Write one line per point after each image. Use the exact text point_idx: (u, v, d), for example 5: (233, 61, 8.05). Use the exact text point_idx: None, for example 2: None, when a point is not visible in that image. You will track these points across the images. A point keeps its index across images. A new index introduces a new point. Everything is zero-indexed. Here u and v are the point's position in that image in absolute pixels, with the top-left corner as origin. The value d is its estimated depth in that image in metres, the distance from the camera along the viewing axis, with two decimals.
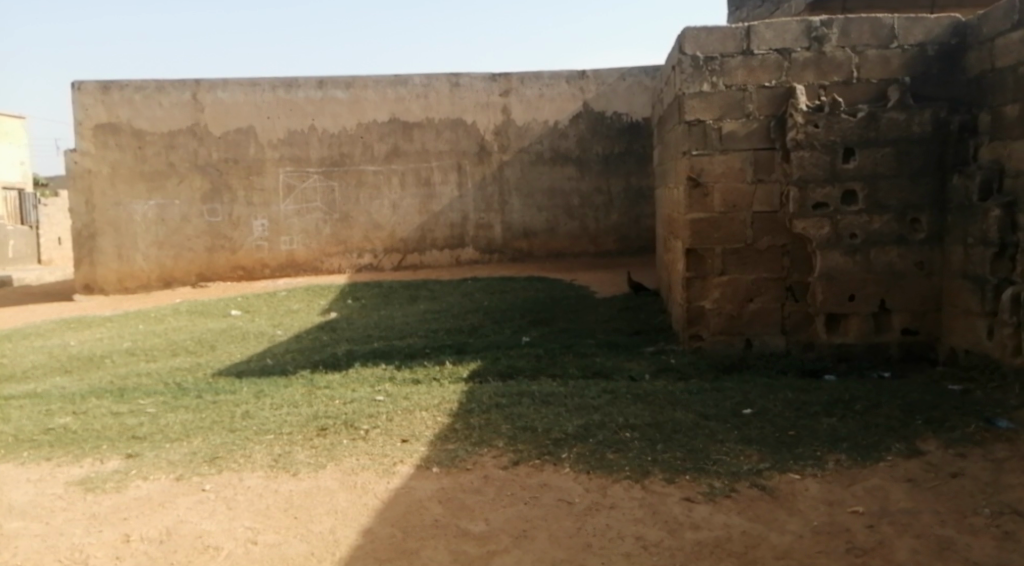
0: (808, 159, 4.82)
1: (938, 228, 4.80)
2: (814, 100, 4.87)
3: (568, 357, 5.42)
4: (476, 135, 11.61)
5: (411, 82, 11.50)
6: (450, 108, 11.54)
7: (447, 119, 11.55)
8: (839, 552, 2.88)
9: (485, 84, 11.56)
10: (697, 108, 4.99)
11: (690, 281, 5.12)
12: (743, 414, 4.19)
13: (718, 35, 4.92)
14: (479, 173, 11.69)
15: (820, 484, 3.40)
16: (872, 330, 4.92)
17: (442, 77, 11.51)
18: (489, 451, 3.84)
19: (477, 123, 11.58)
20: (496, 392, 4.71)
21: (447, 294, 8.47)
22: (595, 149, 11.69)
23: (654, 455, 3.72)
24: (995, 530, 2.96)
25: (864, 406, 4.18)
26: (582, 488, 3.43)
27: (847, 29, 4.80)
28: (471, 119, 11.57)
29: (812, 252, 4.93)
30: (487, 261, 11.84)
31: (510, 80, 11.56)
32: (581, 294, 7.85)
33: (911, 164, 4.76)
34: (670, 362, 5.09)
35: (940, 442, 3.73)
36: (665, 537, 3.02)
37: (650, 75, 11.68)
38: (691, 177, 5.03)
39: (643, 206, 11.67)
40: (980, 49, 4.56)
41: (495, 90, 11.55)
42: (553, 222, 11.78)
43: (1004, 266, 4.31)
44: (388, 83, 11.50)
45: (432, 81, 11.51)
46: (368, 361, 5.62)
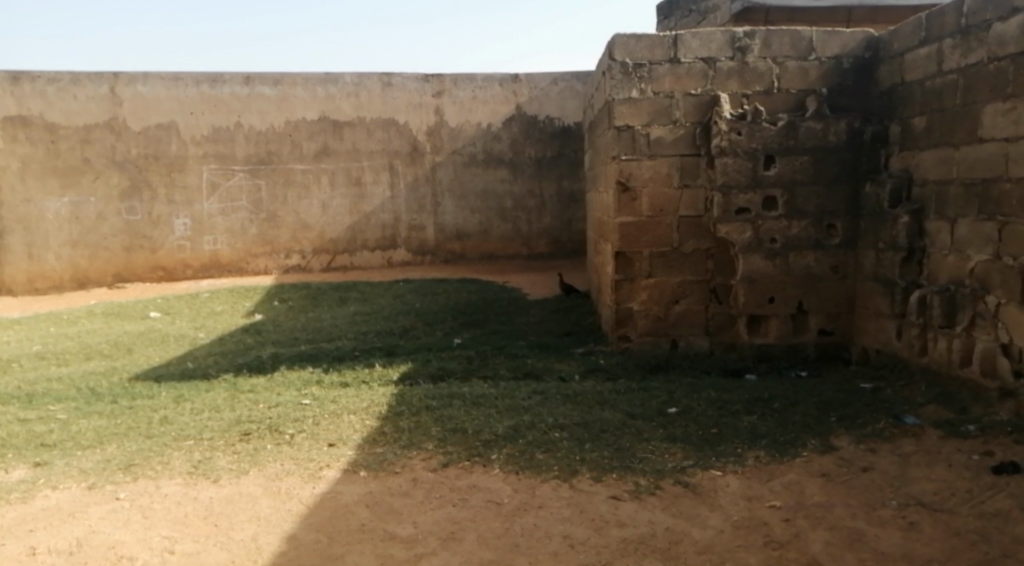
0: (731, 165, 4.97)
1: (852, 234, 5.02)
2: (737, 108, 5.01)
3: (499, 359, 5.43)
4: (409, 136, 11.52)
5: (342, 81, 11.31)
6: (382, 107, 11.42)
7: (379, 119, 11.43)
8: (757, 546, 2.98)
9: (418, 84, 11.49)
10: (627, 113, 5.04)
11: (619, 284, 5.21)
12: (669, 412, 4.30)
13: (647, 43, 4.99)
14: (411, 174, 11.60)
15: (740, 480, 3.52)
16: (791, 330, 5.12)
17: (373, 77, 11.38)
18: (418, 453, 3.81)
19: (410, 123, 11.50)
20: (426, 394, 4.66)
21: (379, 296, 8.36)
22: (528, 152, 11.77)
23: (582, 454, 3.77)
24: (901, 521, 3.11)
25: (782, 404, 4.34)
26: (511, 489, 3.44)
27: (769, 41, 4.95)
28: (403, 119, 11.47)
29: (734, 256, 5.09)
30: (419, 263, 11.77)
31: (443, 81, 11.52)
32: (513, 296, 7.88)
33: (828, 172, 4.97)
34: (599, 362, 5.17)
35: (852, 438, 3.90)
36: (592, 535, 3.06)
37: (582, 80, 11.83)
38: (620, 181, 5.10)
39: (574, 209, 11.81)
40: (891, 62, 4.80)
41: (427, 91, 11.49)
42: (486, 224, 11.80)
43: (911, 270, 4.59)
44: (319, 81, 11.29)
45: (363, 80, 11.36)
46: (295, 364, 5.49)
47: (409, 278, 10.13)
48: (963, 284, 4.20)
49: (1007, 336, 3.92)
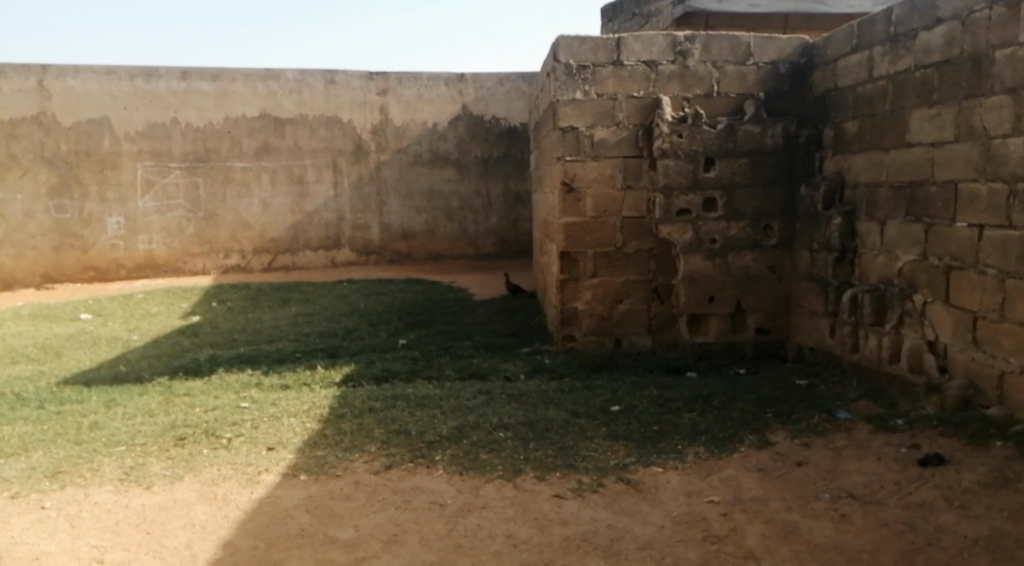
0: (672, 167, 5.05)
1: (788, 235, 5.17)
2: (678, 111, 5.09)
3: (444, 359, 5.40)
4: (353, 134, 11.38)
5: (283, 77, 11.10)
6: (325, 105, 11.25)
7: (322, 117, 11.26)
8: (696, 540, 3.03)
9: (362, 82, 11.36)
10: (571, 114, 5.06)
11: (564, 284, 5.24)
12: (612, 410, 4.35)
13: (590, 44, 5.03)
14: (356, 173, 11.46)
15: (680, 476, 3.58)
16: (730, 329, 5.25)
17: (316, 74, 11.20)
18: (360, 456, 3.76)
19: (355, 122, 11.36)
20: (369, 396, 4.60)
21: (322, 296, 8.23)
22: (475, 152, 11.75)
23: (526, 454, 3.78)
24: (833, 513, 3.21)
25: (721, 401, 4.44)
26: (454, 490, 3.42)
27: (709, 45, 5.05)
28: (347, 118, 11.33)
29: (676, 256, 5.18)
30: (364, 263, 11.64)
31: (388, 79, 11.41)
32: (458, 296, 7.85)
33: (765, 174, 5.10)
34: (544, 362, 5.19)
35: (787, 433, 4.01)
36: (535, 534, 3.07)
37: (528, 80, 11.87)
38: (565, 182, 5.12)
39: (521, 209, 11.84)
40: (825, 69, 4.95)
41: (372, 89, 11.37)
42: (432, 224, 11.73)
43: (843, 270, 4.75)
44: (259, 77, 11.05)
45: (306, 76, 11.17)
46: (234, 366, 5.36)
47: (352, 278, 10.01)
48: (892, 283, 4.38)
49: (932, 333, 4.10)
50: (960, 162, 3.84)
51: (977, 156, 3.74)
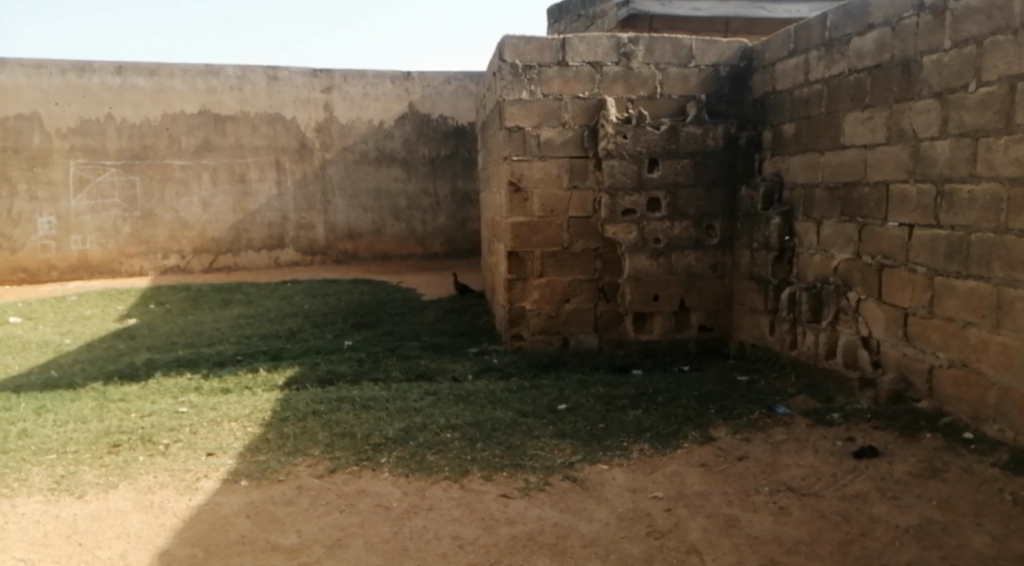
0: (617, 168, 5.11)
1: (729, 234, 5.28)
2: (622, 112, 5.15)
3: (391, 360, 5.35)
4: (297, 132, 11.19)
5: (223, 73, 10.85)
6: (267, 102, 11.05)
7: (264, 114, 11.05)
8: (640, 536, 3.07)
9: (306, 79, 11.18)
10: (517, 114, 5.07)
11: (512, 283, 5.24)
12: (559, 409, 4.38)
13: (536, 45, 5.04)
14: (300, 171, 11.27)
15: (625, 473, 3.63)
16: (674, 327, 5.34)
17: (258, 70, 10.98)
18: (303, 460, 3.70)
19: (298, 119, 11.18)
20: (313, 398, 4.53)
21: (265, 297, 8.07)
22: (422, 151, 11.68)
23: (472, 454, 3.77)
24: (773, 506, 3.29)
25: (665, 398, 4.51)
26: (400, 492, 3.40)
27: (652, 47, 5.12)
28: (290, 115, 11.14)
29: (621, 256, 5.24)
30: (309, 263, 11.46)
31: (332, 76, 11.26)
32: (405, 297, 7.80)
33: (707, 175, 5.19)
34: (492, 361, 5.19)
35: (729, 428, 4.10)
36: (481, 535, 3.07)
37: (475, 79, 11.85)
38: (512, 182, 5.12)
39: (469, 209, 11.80)
40: (763, 72, 5.07)
41: (316, 86, 11.20)
42: (379, 223, 11.61)
43: (782, 269, 4.88)
44: (198, 73, 10.77)
45: (247, 73, 10.94)
46: (172, 370, 5.21)
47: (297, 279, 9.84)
48: (828, 281, 4.51)
49: (865, 330, 4.25)
50: (891, 164, 3.98)
51: (907, 158, 3.88)
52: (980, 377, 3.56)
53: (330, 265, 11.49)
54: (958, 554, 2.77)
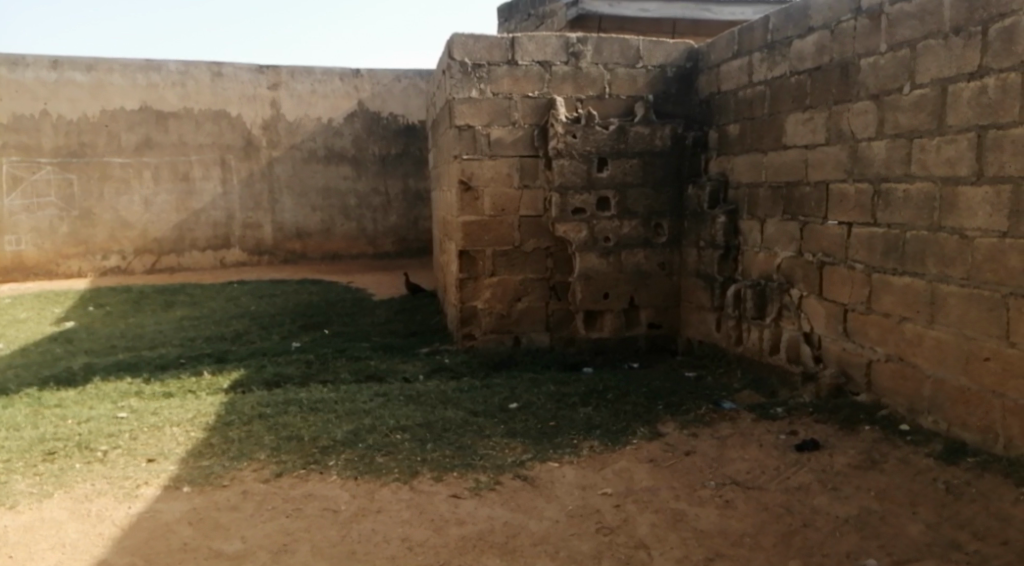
0: (568, 167, 5.13)
1: (677, 233, 5.36)
2: (572, 112, 5.17)
3: (340, 361, 5.29)
4: (242, 129, 10.99)
5: (165, 69, 10.59)
6: (212, 99, 10.82)
7: (209, 111, 10.82)
8: (590, 533, 3.09)
9: (252, 76, 10.99)
10: (467, 113, 5.05)
11: (463, 282, 5.22)
12: (510, 408, 4.38)
13: (484, 43, 5.03)
14: (246, 169, 11.05)
15: (575, 470, 3.65)
16: (624, 325, 5.39)
17: (201, 66, 10.75)
18: (249, 464, 3.63)
19: (244, 116, 10.98)
20: (259, 401, 4.45)
21: (210, 299, 7.90)
22: (372, 150, 11.56)
23: (423, 455, 3.75)
24: (718, 500, 3.35)
25: (614, 395, 4.56)
26: (348, 495, 3.36)
27: (600, 48, 5.16)
28: (236, 112, 10.93)
29: (572, 255, 5.27)
30: (256, 263, 11.24)
31: (279, 73, 11.09)
32: (355, 297, 7.71)
33: (655, 174, 5.26)
34: (444, 361, 5.17)
35: (676, 424, 4.16)
36: (431, 536, 3.04)
37: (425, 77, 11.79)
38: (462, 181, 5.10)
39: (420, 208, 11.69)
40: (709, 73, 5.15)
41: (262, 83, 11.02)
42: (328, 222, 11.43)
43: (728, 266, 4.97)
44: (139, 68, 10.50)
45: (190, 68, 10.69)
46: (111, 375, 5.06)
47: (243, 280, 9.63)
48: (771, 279, 4.62)
49: (807, 326, 4.36)
50: (831, 164, 4.08)
51: (846, 158, 3.98)
52: (915, 370, 3.68)
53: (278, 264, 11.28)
54: (894, 542, 2.85)
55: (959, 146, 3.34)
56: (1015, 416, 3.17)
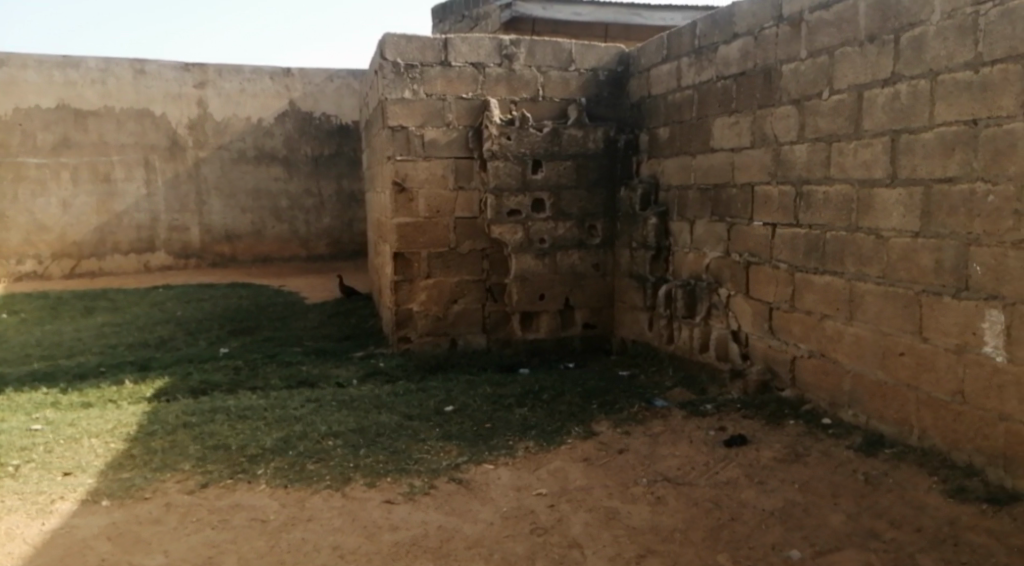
0: (502, 169, 5.14)
1: (610, 234, 5.43)
2: (506, 114, 5.18)
3: (270, 367, 5.17)
4: (167, 129, 10.65)
5: (84, 66, 10.21)
6: (134, 97, 10.46)
7: (131, 109, 10.46)
8: (524, 534, 3.08)
9: (177, 74, 10.70)
10: (400, 113, 5.00)
11: (398, 285, 5.17)
12: (445, 411, 4.36)
13: (417, 44, 5.00)
14: (172, 170, 10.71)
15: (510, 471, 3.66)
16: (559, 325, 5.44)
17: (123, 63, 10.39)
18: (173, 475, 3.51)
19: (169, 115, 10.65)
20: (184, 410, 4.31)
21: (133, 304, 7.62)
22: (304, 150, 11.35)
23: (355, 461, 3.70)
24: (650, 497, 3.39)
25: (550, 395, 4.59)
26: (278, 504, 3.28)
27: (533, 50, 5.19)
28: (160, 111, 10.59)
29: (507, 256, 5.28)
30: (182, 267, 10.90)
31: (206, 71, 10.82)
32: (287, 300, 7.56)
33: (588, 176, 5.32)
34: (378, 365, 5.11)
35: (610, 423, 4.22)
36: (363, 543, 2.99)
37: (358, 77, 11.66)
38: (396, 182, 5.04)
39: (354, 209, 11.52)
40: (639, 77, 5.24)
41: (188, 81, 10.72)
42: (259, 224, 11.17)
43: (660, 267, 5.07)
44: (55, 64, 10.09)
45: (111, 66, 10.33)
46: (24, 385, 4.82)
47: (169, 284, 9.32)
48: (701, 278, 4.72)
49: (735, 324, 4.47)
50: (755, 167, 4.20)
51: (769, 161, 4.10)
52: (836, 366, 3.81)
53: (208, 268, 10.97)
54: (816, 533, 2.94)
55: (874, 150, 3.48)
56: (928, 408, 3.32)
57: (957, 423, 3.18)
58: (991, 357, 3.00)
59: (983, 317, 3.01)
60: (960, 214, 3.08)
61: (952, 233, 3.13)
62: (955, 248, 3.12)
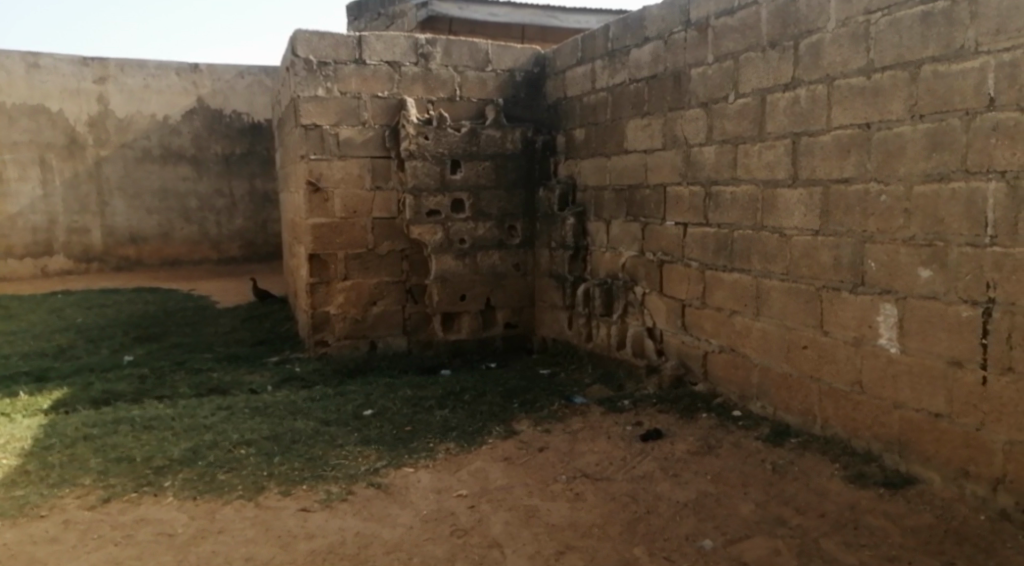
0: (420, 169, 5.10)
1: (530, 234, 5.47)
2: (423, 113, 5.15)
3: (179, 375, 4.97)
4: (64, 126, 10.15)
5: None
6: (27, 92, 9.92)
7: (24, 105, 9.92)
8: (444, 536, 3.06)
9: (75, 68, 10.21)
10: (313, 112, 4.90)
11: (314, 287, 5.05)
12: (364, 415, 4.29)
13: (330, 41, 4.92)
14: (70, 170, 10.21)
15: (430, 474, 3.63)
16: (480, 325, 5.45)
17: (14, 56, 9.84)
18: (71, 492, 3.32)
19: (66, 112, 10.15)
20: (84, 422, 4.10)
21: (28, 311, 7.20)
22: (214, 149, 10.96)
23: (270, 469, 3.60)
24: (569, 493, 3.43)
25: (471, 395, 4.59)
26: (186, 517, 3.15)
27: (449, 50, 5.18)
28: (56, 107, 10.09)
29: (427, 257, 5.24)
30: (84, 271, 10.38)
31: (106, 66, 10.38)
32: (197, 305, 7.30)
33: (507, 177, 5.34)
34: (295, 370, 4.99)
35: (530, 421, 4.25)
36: (277, 553, 2.90)
37: (271, 75, 11.37)
38: (310, 181, 4.93)
39: (268, 210, 11.20)
40: (555, 79, 5.30)
41: (87, 76, 10.25)
42: (166, 226, 10.72)
43: (578, 266, 5.14)
44: None
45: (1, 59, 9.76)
46: None
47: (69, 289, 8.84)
48: (617, 277, 4.81)
49: (650, 321, 4.58)
50: (666, 168, 4.31)
51: (680, 162, 4.22)
52: (745, 360, 3.96)
53: (113, 272, 10.48)
54: (727, 522, 3.04)
55: (776, 152, 3.62)
56: (830, 399, 3.48)
57: (856, 412, 3.35)
58: (886, 348, 3.17)
59: (878, 310, 3.18)
60: (856, 213, 3.24)
61: (848, 231, 3.29)
62: (851, 245, 3.29)
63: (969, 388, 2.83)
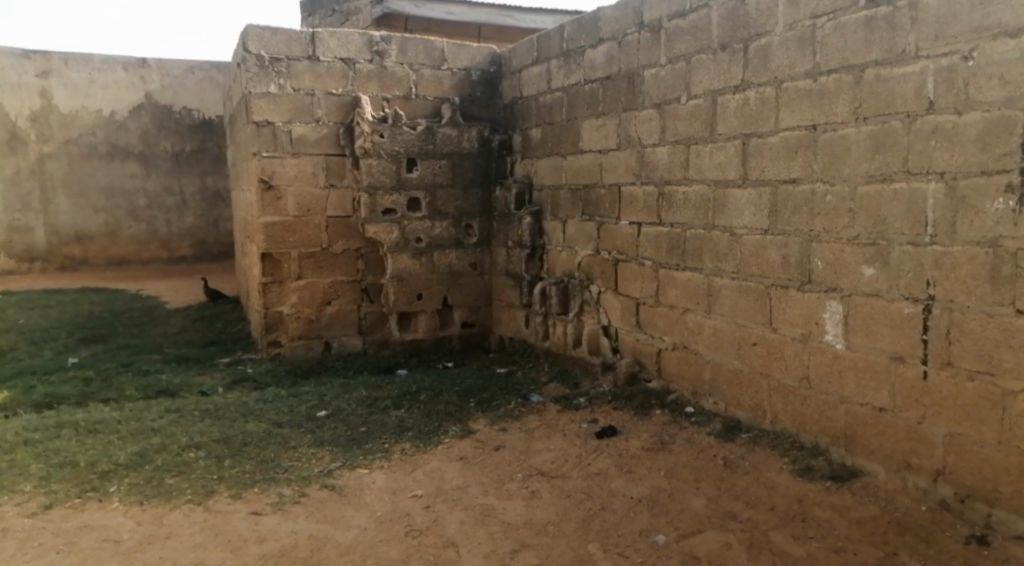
0: (375, 167, 5.06)
1: (486, 233, 5.48)
2: (378, 111, 5.12)
3: (126, 377, 4.85)
4: (4, 121, 9.88)
5: None
6: None
7: None
8: (398, 537, 3.04)
9: (16, 62, 9.95)
10: (266, 108, 4.82)
11: (266, 287, 4.97)
12: (318, 416, 4.24)
13: (282, 37, 4.85)
14: (11, 166, 9.93)
15: (385, 474, 3.61)
16: (437, 325, 5.43)
17: None
18: (10, 499, 3.22)
19: (7, 107, 9.88)
20: (25, 426, 3.97)
21: None
22: (163, 146, 10.71)
23: (220, 472, 3.53)
24: (524, 491, 3.44)
25: (427, 395, 4.57)
26: (132, 523, 3.07)
27: (405, 48, 5.16)
28: None
29: (383, 256, 5.20)
30: (26, 272, 10.06)
31: (49, 59, 10.11)
32: (145, 306, 7.12)
33: (463, 176, 5.34)
34: (247, 371, 4.91)
35: (487, 420, 4.25)
36: (227, 558, 2.85)
37: (222, 70, 11.14)
38: (262, 179, 4.85)
39: (221, 208, 10.99)
40: (511, 78, 5.32)
41: (29, 69, 9.99)
42: (114, 224, 10.44)
43: (535, 265, 5.16)
44: None
45: None
46: None
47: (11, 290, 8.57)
48: (573, 276, 4.85)
49: (605, 319, 4.63)
50: (621, 167, 4.36)
51: (633, 162, 4.26)
52: (697, 357, 4.02)
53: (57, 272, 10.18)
54: (680, 517, 3.08)
55: (727, 152, 3.68)
56: (779, 394, 3.56)
57: (804, 407, 3.43)
58: (831, 344, 3.25)
59: (824, 307, 3.26)
60: (803, 212, 3.32)
61: (796, 231, 3.36)
62: (798, 244, 3.36)
63: (910, 383, 2.91)
